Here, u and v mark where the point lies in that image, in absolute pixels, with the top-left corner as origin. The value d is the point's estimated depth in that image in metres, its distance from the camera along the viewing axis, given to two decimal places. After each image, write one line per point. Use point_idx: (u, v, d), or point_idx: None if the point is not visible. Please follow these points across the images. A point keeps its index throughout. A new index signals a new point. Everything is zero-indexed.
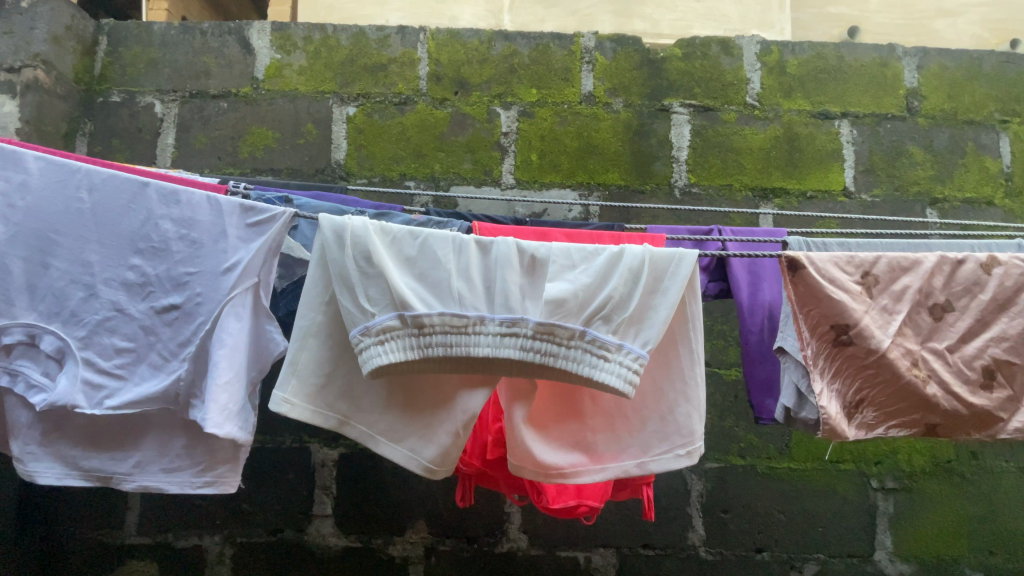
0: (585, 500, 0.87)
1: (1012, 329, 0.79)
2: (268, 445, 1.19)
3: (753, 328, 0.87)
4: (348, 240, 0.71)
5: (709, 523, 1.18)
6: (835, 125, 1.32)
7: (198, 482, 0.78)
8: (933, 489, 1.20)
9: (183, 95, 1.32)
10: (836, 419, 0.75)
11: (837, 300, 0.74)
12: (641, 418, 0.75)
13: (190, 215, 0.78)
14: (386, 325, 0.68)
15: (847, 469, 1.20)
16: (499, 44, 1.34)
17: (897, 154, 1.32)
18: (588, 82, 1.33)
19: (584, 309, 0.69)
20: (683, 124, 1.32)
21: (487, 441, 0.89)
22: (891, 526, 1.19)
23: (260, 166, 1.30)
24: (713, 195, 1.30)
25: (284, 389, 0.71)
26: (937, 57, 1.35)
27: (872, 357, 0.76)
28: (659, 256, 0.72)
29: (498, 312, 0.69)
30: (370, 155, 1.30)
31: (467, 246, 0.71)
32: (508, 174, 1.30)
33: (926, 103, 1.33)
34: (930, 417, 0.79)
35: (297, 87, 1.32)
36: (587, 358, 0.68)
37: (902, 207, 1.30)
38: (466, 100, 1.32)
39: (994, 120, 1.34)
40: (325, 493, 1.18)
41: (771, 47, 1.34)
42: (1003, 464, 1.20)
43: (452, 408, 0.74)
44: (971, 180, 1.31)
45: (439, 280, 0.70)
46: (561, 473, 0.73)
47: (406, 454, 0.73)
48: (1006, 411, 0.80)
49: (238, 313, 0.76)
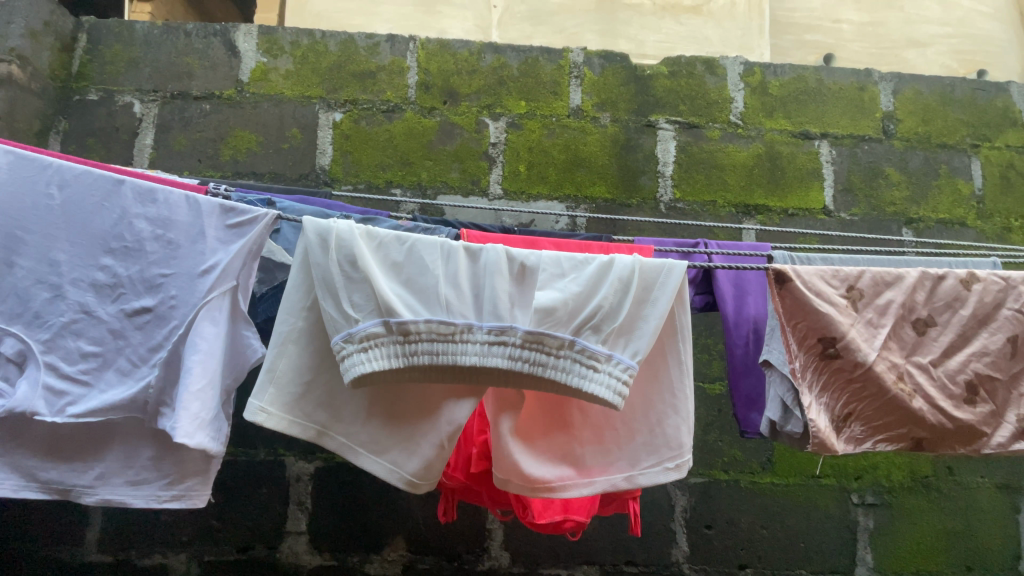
0: (571, 515, 0.85)
1: (992, 344, 0.81)
2: (240, 458, 1.14)
3: (738, 342, 0.87)
4: (334, 244, 0.69)
5: (693, 539, 1.17)
6: (815, 145, 1.35)
7: (164, 496, 0.74)
8: (911, 505, 1.21)
9: (163, 95, 1.29)
10: (825, 433, 0.75)
11: (824, 313, 0.75)
12: (630, 431, 0.74)
13: (167, 216, 0.75)
14: (369, 331, 0.66)
15: (828, 485, 1.20)
16: (488, 56, 1.35)
17: (874, 175, 1.35)
18: (576, 96, 1.35)
19: (574, 318, 0.68)
20: (669, 140, 1.34)
21: (471, 454, 0.86)
22: (871, 542, 1.19)
23: (242, 169, 1.27)
24: (698, 211, 1.31)
25: (259, 398, 0.68)
26: (911, 83, 1.40)
27: (858, 370, 0.77)
28: (649, 267, 0.72)
29: (486, 320, 0.67)
30: (356, 162, 1.28)
31: (456, 252, 0.70)
32: (496, 185, 1.29)
33: (901, 126, 1.38)
34: (916, 431, 0.80)
35: (282, 91, 1.31)
36: (576, 368, 0.67)
37: (879, 226, 1.33)
38: (454, 110, 1.32)
39: (966, 145, 1.39)
40: (299, 509, 1.14)
41: (754, 68, 1.38)
42: (980, 480, 1.22)
43: (436, 419, 0.71)
44: (944, 202, 1.36)
45: (426, 287, 0.69)
46: (548, 487, 0.71)
47: (388, 468, 0.70)
48: (989, 426, 0.81)
49: (213, 318, 0.73)
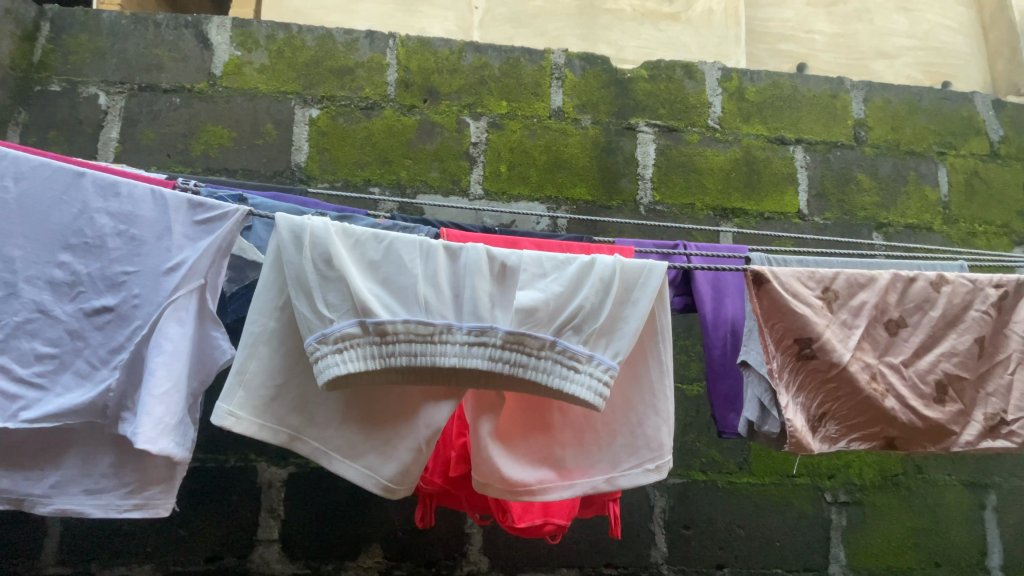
0: (551, 518, 0.84)
1: (960, 345, 0.83)
2: (209, 464, 1.10)
3: (716, 343, 0.88)
4: (308, 241, 0.66)
5: (672, 540, 1.17)
6: (790, 151, 1.38)
7: (125, 505, 0.70)
8: (882, 502, 1.24)
9: (131, 87, 1.24)
10: (801, 432, 0.75)
11: (800, 314, 0.76)
12: (610, 432, 0.73)
13: (131, 210, 0.72)
14: (344, 332, 0.63)
15: (803, 484, 1.22)
16: (469, 56, 1.34)
17: (845, 181, 1.39)
18: (557, 98, 1.34)
19: (555, 318, 0.68)
20: (648, 143, 1.35)
21: (450, 457, 0.84)
22: (844, 540, 1.21)
23: (214, 165, 1.23)
24: (676, 213, 1.32)
25: (228, 401, 0.65)
26: (881, 92, 1.45)
27: (833, 370, 0.78)
28: (630, 267, 0.71)
29: (467, 320, 0.66)
30: (333, 159, 1.25)
31: (435, 251, 0.68)
32: (476, 184, 1.28)
33: (871, 134, 1.42)
34: (889, 430, 0.81)
35: (257, 86, 1.27)
36: (557, 369, 0.66)
37: (851, 230, 1.36)
38: (434, 108, 1.31)
39: (933, 152, 1.44)
40: (271, 517, 1.10)
41: (731, 74, 1.40)
42: (946, 478, 1.26)
43: (413, 422, 0.70)
44: (912, 207, 1.40)
45: (404, 286, 0.67)
46: (528, 490, 0.70)
47: (364, 473, 0.68)
48: (957, 425, 0.83)
49: (180, 317, 0.70)
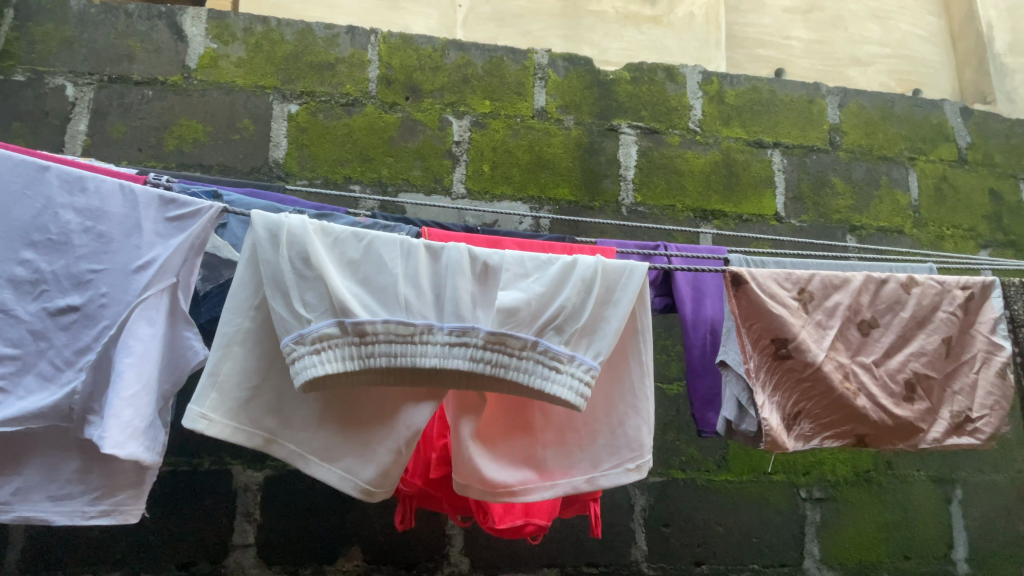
0: (532, 519, 0.84)
1: (929, 344, 0.86)
2: (181, 468, 1.07)
3: (696, 343, 0.89)
4: (285, 239, 0.65)
5: (652, 538, 1.18)
6: (768, 154, 1.40)
7: (92, 511, 0.68)
8: (854, 498, 1.27)
9: (100, 79, 1.20)
10: (777, 431, 0.77)
11: (777, 314, 0.77)
12: (591, 432, 0.74)
13: (99, 206, 0.69)
14: (322, 332, 0.62)
15: (779, 480, 1.25)
16: (452, 53, 1.33)
17: (821, 184, 1.42)
18: (541, 98, 1.34)
19: (537, 318, 0.67)
20: (630, 145, 1.35)
21: (431, 459, 0.84)
22: (818, 535, 1.24)
23: (188, 161, 1.19)
24: (658, 215, 1.33)
25: (200, 404, 0.63)
26: (855, 98, 1.48)
27: (808, 370, 0.80)
28: (612, 268, 0.72)
29: (448, 321, 0.66)
30: (312, 156, 1.23)
31: (417, 251, 0.68)
32: (459, 183, 1.27)
33: (846, 138, 1.46)
34: (860, 428, 0.83)
35: (234, 80, 1.24)
36: (538, 370, 0.66)
37: (826, 232, 1.40)
38: (417, 106, 1.29)
39: (904, 158, 1.48)
40: (247, 521, 1.08)
41: (712, 77, 1.42)
42: (915, 473, 1.30)
43: (393, 424, 0.69)
44: (884, 210, 1.44)
45: (384, 286, 0.66)
46: (509, 491, 0.70)
47: (341, 476, 0.67)
48: (925, 423, 0.85)
49: (150, 317, 0.67)
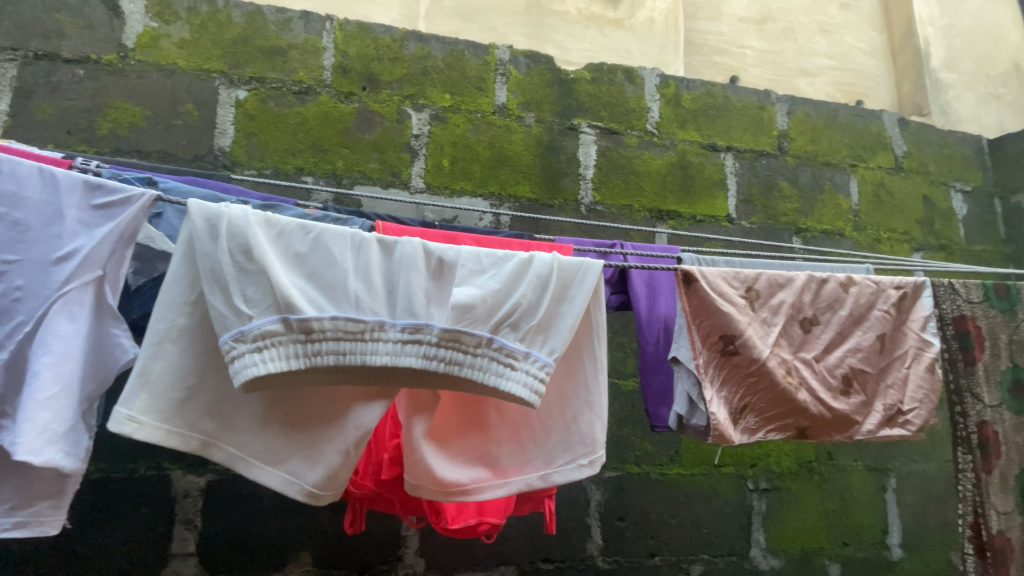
0: (486, 517, 0.83)
1: (864, 341, 0.91)
2: (114, 474, 1.00)
3: (650, 340, 0.90)
4: (225, 230, 0.61)
5: (607, 532, 1.20)
6: (721, 157, 1.45)
7: (4, 524, 0.62)
8: (797, 488, 1.33)
9: (24, 54, 1.10)
10: (723, 425, 0.79)
11: (725, 312, 0.80)
12: (546, 428, 0.73)
13: (13, 191, 0.62)
14: (265, 329, 0.59)
15: (728, 472, 1.29)
16: (411, 45, 1.30)
17: (770, 187, 1.48)
18: (502, 94, 1.33)
19: (492, 315, 0.67)
20: (590, 144, 1.37)
21: (382, 459, 0.81)
22: (764, 524, 1.29)
23: (124, 146, 1.11)
24: (616, 214, 1.35)
25: (128, 406, 0.58)
26: (802, 106, 1.55)
27: (754, 366, 0.83)
28: (568, 264, 0.72)
29: (400, 317, 0.64)
30: (262, 145, 1.18)
31: (368, 245, 0.65)
32: (418, 178, 1.25)
33: (793, 144, 1.52)
34: (801, 421, 0.87)
35: (176, 62, 1.17)
36: (493, 367, 0.65)
37: (774, 234, 1.45)
38: (374, 97, 1.26)
39: (846, 164, 1.56)
40: (187, 529, 1.02)
41: (669, 81, 1.45)
42: (852, 463, 1.38)
43: (342, 424, 0.66)
44: (827, 214, 1.51)
45: (333, 281, 0.63)
46: (462, 490, 0.69)
47: (286, 480, 0.64)
48: (860, 415, 0.90)
49: (71, 313, 0.62)
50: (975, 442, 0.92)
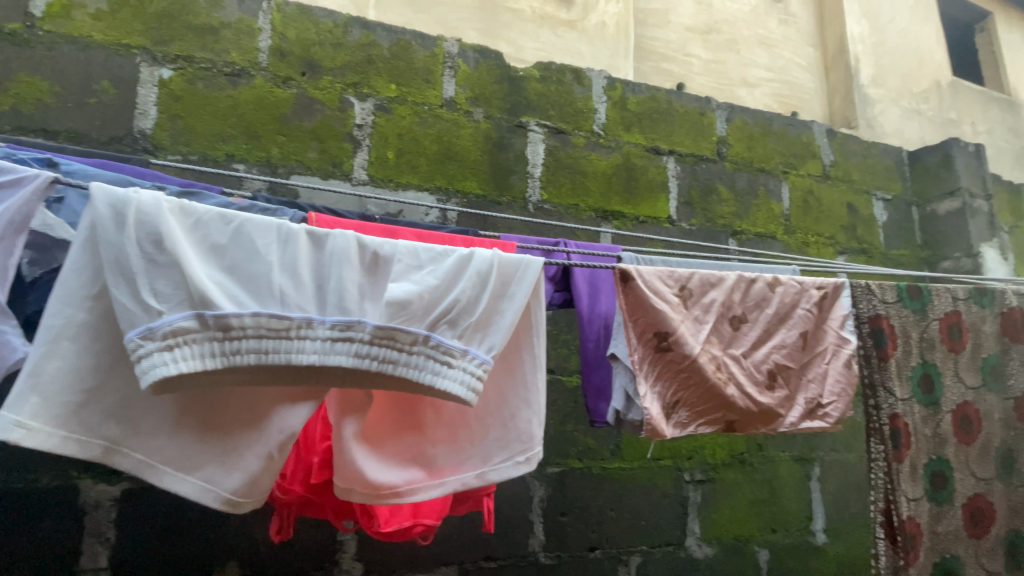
0: (421, 519, 0.82)
1: (788, 338, 0.96)
2: (9, 486, 0.90)
3: (591, 337, 0.91)
4: (133, 219, 0.57)
5: (549, 527, 1.21)
6: (664, 160, 1.49)
7: None
8: (730, 478, 1.40)
9: None
10: (656, 419, 0.81)
11: (659, 309, 0.82)
12: (483, 427, 0.73)
13: None
14: (177, 326, 0.55)
15: (666, 465, 1.33)
16: (356, 31, 1.25)
17: (709, 191, 1.54)
18: (449, 87, 1.31)
19: (429, 312, 0.65)
20: (538, 143, 1.37)
21: (312, 464, 0.77)
22: (699, 514, 1.35)
23: (27, 124, 1.01)
24: (562, 213, 1.36)
25: (15, 410, 0.53)
26: (740, 114, 1.62)
27: (686, 362, 0.85)
28: (508, 261, 0.71)
29: (329, 314, 0.61)
30: (188, 129, 1.10)
31: (296, 237, 0.62)
32: (360, 169, 1.21)
33: (731, 150, 1.59)
34: (729, 414, 0.91)
35: (91, 35, 1.07)
36: (429, 365, 0.63)
37: (712, 235, 1.52)
38: (314, 83, 1.20)
39: (778, 171, 1.65)
40: (97, 542, 0.94)
41: (616, 84, 1.48)
42: (780, 453, 1.46)
43: (265, 427, 0.63)
44: (760, 217, 1.59)
45: (256, 275, 0.60)
46: (395, 492, 0.67)
47: (201, 487, 0.59)
48: (784, 408, 0.95)
49: None
50: (886, 432, 0.99)
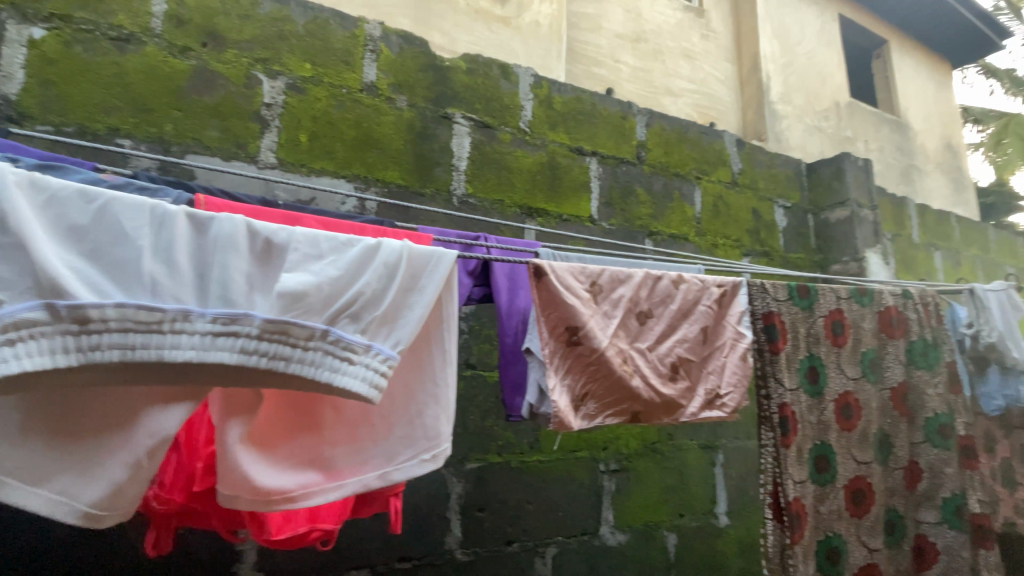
0: (318, 524, 0.79)
1: (690, 332, 1.01)
2: None
3: (509, 331, 0.92)
4: None
5: (466, 524, 1.20)
6: (587, 161, 1.53)
7: None
8: (642, 467, 1.46)
9: None
10: (563, 411, 0.83)
11: (569, 304, 0.84)
12: (387, 425, 0.70)
13: None
14: (19, 318, 0.48)
15: (582, 457, 1.37)
16: (266, 4, 1.16)
17: (629, 193, 1.60)
18: (371, 72, 1.26)
19: (329, 305, 0.62)
20: (464, 136, 1.35)
21: (195, 470, 0.72)
22: (613, 503, 1.40)
23: None
24: (487, 208, 1.35)
25: None
26: (659, 120, 1.70)
27: (594, 355, 0.88)
28: (418, 254, 0.69)
29: (212, 306, 0.56)
30: (62, 97, 0.96)
31: (174, 221, 0.56)
32: (269, 152, 1.13)
33: (650, 154, 1.66)
34: (634, 406, 0.94)
35: None
36: (327, 362, 0.60)
37: (630, 235, 1.58)
38: (217, 56, 1.10)
39: (692, 176, 1.75)
40: None
41: (543, 82, 1.49)
42: (688, 442, 1.55)
43: (133, 431, 0.56)
44: (675, 219, 1.68)
45: (124, 262, 0.53)
46: (287, 497, 0.62)
47: (50, 501, 0.52)
48: (685, 399, 1.00)
49: None
50: (775, 420, 1.07)
